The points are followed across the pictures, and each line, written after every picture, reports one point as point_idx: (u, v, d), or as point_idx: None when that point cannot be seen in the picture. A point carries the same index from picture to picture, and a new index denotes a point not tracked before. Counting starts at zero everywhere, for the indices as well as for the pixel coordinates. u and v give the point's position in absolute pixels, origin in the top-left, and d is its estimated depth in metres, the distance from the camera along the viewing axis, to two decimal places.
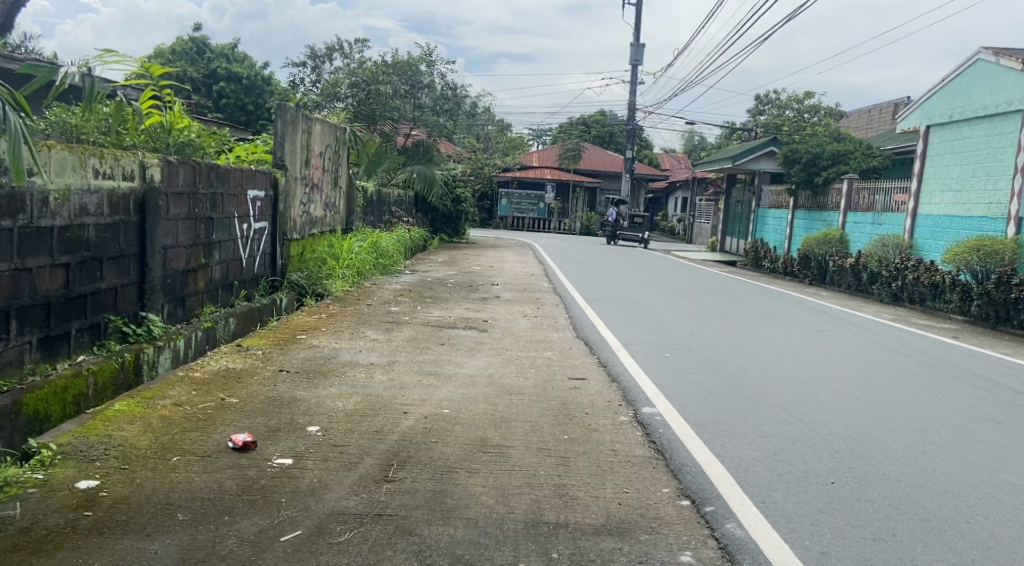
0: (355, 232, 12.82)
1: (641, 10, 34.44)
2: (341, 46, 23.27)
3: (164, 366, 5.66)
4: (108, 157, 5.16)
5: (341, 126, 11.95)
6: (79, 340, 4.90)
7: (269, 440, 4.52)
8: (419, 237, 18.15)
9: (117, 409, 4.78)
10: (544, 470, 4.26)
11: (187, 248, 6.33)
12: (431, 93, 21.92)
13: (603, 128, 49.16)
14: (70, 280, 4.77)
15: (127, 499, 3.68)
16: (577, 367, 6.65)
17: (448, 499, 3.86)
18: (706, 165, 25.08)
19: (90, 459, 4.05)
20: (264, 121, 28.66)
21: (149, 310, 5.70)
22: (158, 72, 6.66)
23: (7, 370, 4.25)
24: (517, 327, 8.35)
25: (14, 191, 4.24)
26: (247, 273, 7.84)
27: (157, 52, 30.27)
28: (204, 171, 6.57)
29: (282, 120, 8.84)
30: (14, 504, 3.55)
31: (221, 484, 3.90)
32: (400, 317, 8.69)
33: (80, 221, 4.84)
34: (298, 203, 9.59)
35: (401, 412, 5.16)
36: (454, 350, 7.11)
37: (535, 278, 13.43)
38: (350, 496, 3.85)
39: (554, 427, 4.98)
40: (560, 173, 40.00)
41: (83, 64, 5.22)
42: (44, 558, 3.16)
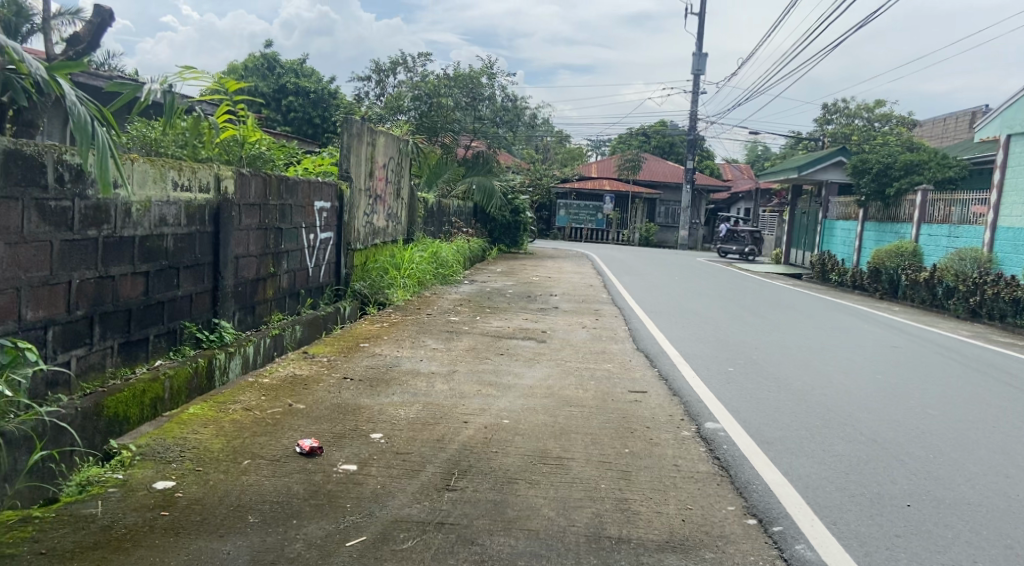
0: (416, 243, 12.99)
1: (704, 19, 34.25)
2: (405, 60, 23.74)
3: (235, 371, 5.82)
4: (185, 169, 5.33)
5: (405, 138, 12.15)
6: (156, 345, 5.09)
7: (335, 446, 4.61)
8: (478, 247, 18.25)
9: (192, 412, 4.94)
10: (606, 484, 4.24)
11: (257, 258, 6.51)
12: (491, 106, 22.26)
13: (664, 138, 48.67)
14: (150, 288, 4.96)
15: (201, 500, 3.79)
16: (638, 379, 6.59)
17: (510, 509, 3.87)
18: (771, 175, 24.71)
19: (167, 460, 4.19)
20: (331, 134, 29.38)
21: (221, 317, 5.88)
22: (233, 87, 6.86)
23: (90, 374, 4.42)
24: (577, 339, 8.33)
25: (100, 202, 4.41)
26: (313, 282, 8.03)
27: (230, 68, 31.38)
28: (275, 183, 6.74)
29: (350, 133, 9.04)
30: (95, 503, 3.68)
31: (290, 488, 3.99)
32: (460, 327, 8.75)
33: (159, 231, 5.03)
34: (362, 215, 9.78)
35: (462, 421, 5.19)
36: (513, 361, 7.13)
37: (595, 288, 13.40)
38: (412, 503, 3.89)
39: (615, 440, 4.95)
40: (619, 183, 39.77)
41: (164, 80, 5.43)
42: (123, 556, 3.26)
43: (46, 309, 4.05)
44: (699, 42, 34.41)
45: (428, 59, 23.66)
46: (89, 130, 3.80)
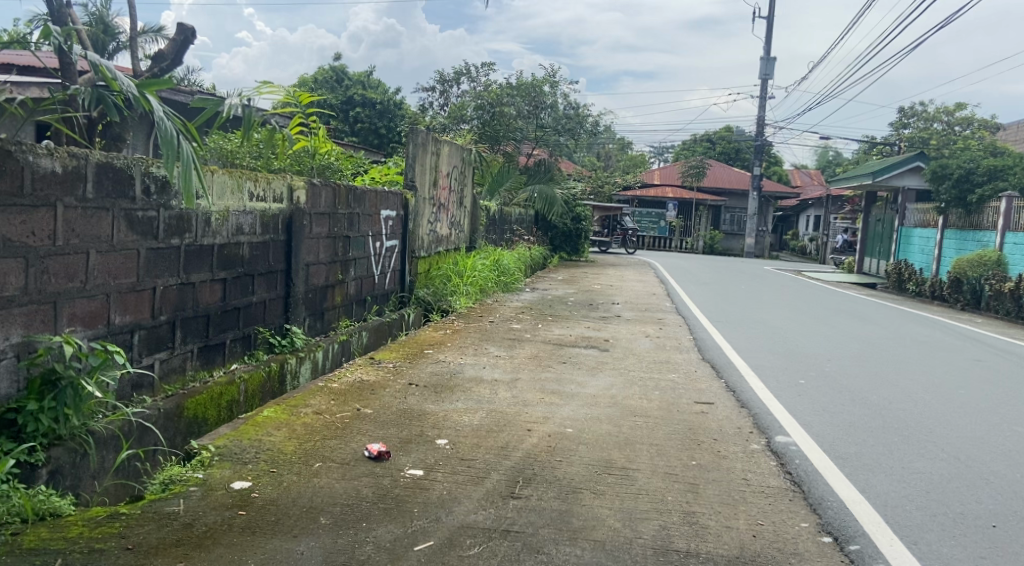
0: (478, 251, 13.09)
1: (772, 23, 33.76)
2: (468, 70, 24.01)
3: (305, 376, 5.96)
4: (261, 181, 5.49)
5: (468, 148, 12.27)
6: (233, 349, 5.26)
7: (402, 451, 4.68)
8: (539, 255, 18.27)
9: (266, 415, 5.07)
10: (673, 496, 4.19)
11: (326, 265, 6.67)
12: (553, 114, 22.29)
13: (730, 143, 47.92)
14: (227, 294, 5.13)
15: (276, 501, 3.89)
16: (705, 390, 6.50)
17: (574, 519, 3.87)
18: (840, 182, 23.91)
19: (243, 461, 4.31)
20: (396, 143, 29.82)
21: (292, 323, 6.04)
22: (305, 100, 7.03)
23: (172, 376, 4.59)
24: (640, 348, 8.27)
25: (183, 212, 4.57)
26: (379, 289, 8.17)
27: (299, 81, 32.24)
28: (344, 192, 6.89)
29: (415, 142, 9.20)
30: (177, 501, 3.79)
31: (359, 491, 4.06)
32: (523, 335, 8.76)
33: (236, 240, 5.19)
34: (426, 223, 9.92)
35: (525, 429, 5.21)
36: (576, 369, 7.11)
37: (658, 297, 13.28)
38: (478, 510, 3.92)
39: (681, 451, 4.90)
40: (683, 191, 39.36)
41: (244, 95, 5.64)
42: (204, 553, 3.33)
43: (133, 314, 4.22)
44: (767, 46, 33.89)
45: (491, 69, 23.85)
46: (175, 145, 4.02)
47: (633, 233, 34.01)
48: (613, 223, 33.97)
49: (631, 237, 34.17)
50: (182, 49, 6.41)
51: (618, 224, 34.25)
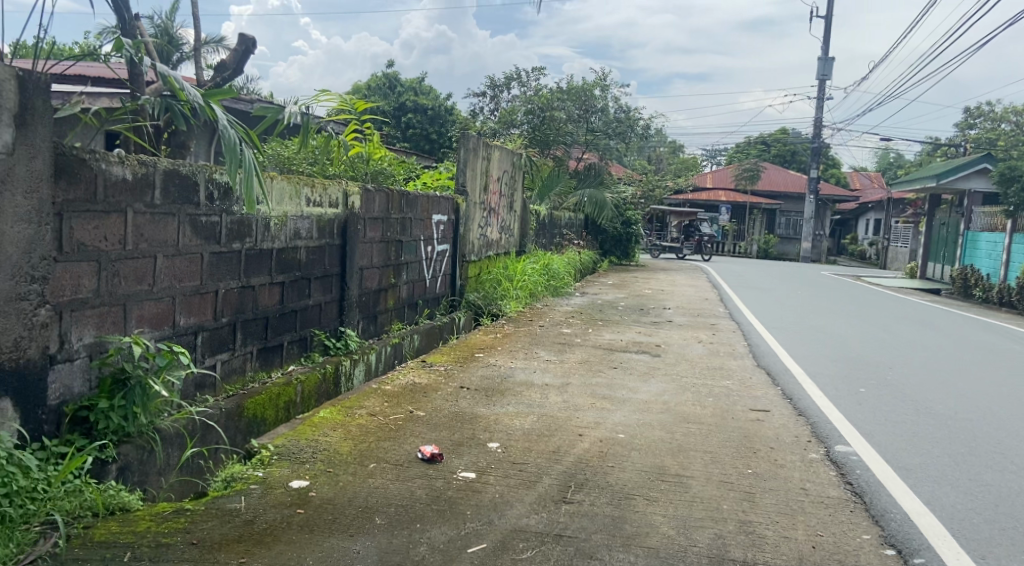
0: (528, 255, 13.13)
1: (830, 23, 33.17)
2: (519, 75, 24.12)
3: (359, 378, 6.05)
4: (318, 186, 5.59)
5: (519, 152, 12.32)
6: (290, 351, 5.38)
7: (454, 453, 4.72)
8: (589, 259, 18.23)
9: (322, 415, 5.16)
10: (728, 505, 4.15)
11: (380, 269, 6.77)
12: (603, 117, 22.15)
13: (785, 146, 47.17)
14: (285, 297, 5.25)
15: (333, 500, 3.95)
16: (760, 397, 6.41)
17: (628, 525, 3.86)
18: (904, 185, 23.36)
19: (301, 461, 4.40)
20: (447, 148, 30.11)
21: (347, 326, 6.14)
22: (360, 107, 7.13)
23: (232, 377, 4.72)
24: (693, 353, 8.20)
25: (244, 217, 4.69)
26: (430, 293, 8.26)
27: (353, 88, 32.79)
28: (397, 198, 6.98)
29: (466, 147, 9.28)
30: (239, 498, 3.87)
31: (413, 492, 4.12)
32: (573, 339, 8.76)
33: (294, 244, 5.31)
34: (477, 228, 9.99)
35: (576, 434, 5.21)
36: (628, 375, 7.07)
37: (710, 302, 13.14)
38: (530, 514, 3.94)
39: (736, 459, 4.85)
40: (736, 194, 38.87)
41: (302, 103, 5.78)
42: (265, 549, 3.39)
43: (196, 315, 4.35)
44: (825, 46, 33.28)
45: (541, 74, 23.94)
46: (238, 152, 4.14)
47: (709, 241, 32.79)
48: (688, 229, 32.82)
49: (706, 245, 32.97)
50: (243, 59, 6.57)
51: (693, 230, 33.07)
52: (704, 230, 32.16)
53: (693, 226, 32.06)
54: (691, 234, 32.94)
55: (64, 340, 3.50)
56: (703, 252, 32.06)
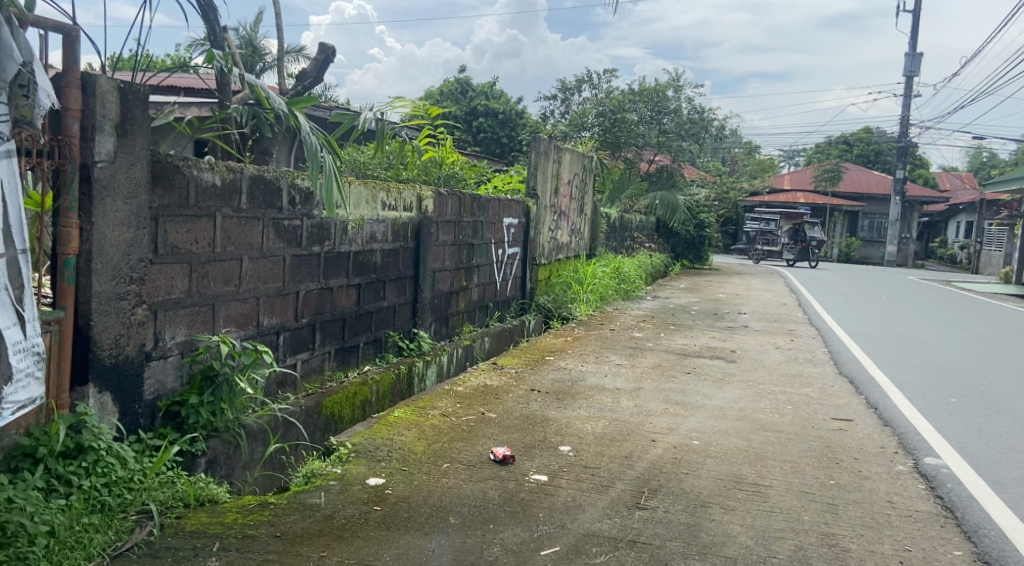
0: (598, 259, 13.08)
1: (917, 18, 32.02)
2: (590, 78, 24.09)
3: (431, 378, 6.15)
4: (393, 191, 5.71)
5: (590, 155, 12.33)
6: (366, 351, 5.52)
7: (526, 456, 4.76)
8: (660, 263, 17.99)
9: (397, 415, 5.27)
10: (809, 516, 4.07)
11: (452, 271, 6.87)
12: (676, 119, 21.71)
13: (869, 146, 45.74)
14: (361, 299, 5.38)
15: (408, 498, 4.03)
16: (842, 406, 6.26)
17: (703, 534, 3.82)
18: (998, 186, 22.33)
19: (378, 459, 4.50)
20: (517, 152, 30.26)
21: (419, 327, 6.26)
22: (434, 112, 7.24)
23: (312, 375, 4.87)
24: (770, 360, 8.04)
25: (323, 221, 4.83)
26: (500, 296, 8.34)
27: (426, 93, 33.32)
28: (469, 201, 7.07)
29: (537, 151, 9.36)
30: (319, 493, 3.99)
31: (485, 493, 4.16)
32: (645, 343, 8.71)
33: (370, 247, 5.44)
34: (547, 231, 10.04)
35: (650, 440, 5.18)
36: (702, 380, 6.99)
37: (787, 307, 12.85)
38: (603, 519, 3.94)
39: (817, 470, 4.75)
40: (815, 196, 37.88)
41: (377, 109, 5.92)
42: (344, 544, 3.47)
43: (279, 316, 4.51)
44: (913, 42, 32.13)
45: (612, 76, 23.84)
46: (319, 157, 4.26)
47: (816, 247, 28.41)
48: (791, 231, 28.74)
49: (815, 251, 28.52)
50: (324, 68, 6.76)
51: (798, 233, 28.77)
52: (812, 236, 28.05)
53: (797, 227, 27.75)
54: (796, 237, 28.60)
55: (158, 338, 3.69)
56: (808, 259, 27.72)
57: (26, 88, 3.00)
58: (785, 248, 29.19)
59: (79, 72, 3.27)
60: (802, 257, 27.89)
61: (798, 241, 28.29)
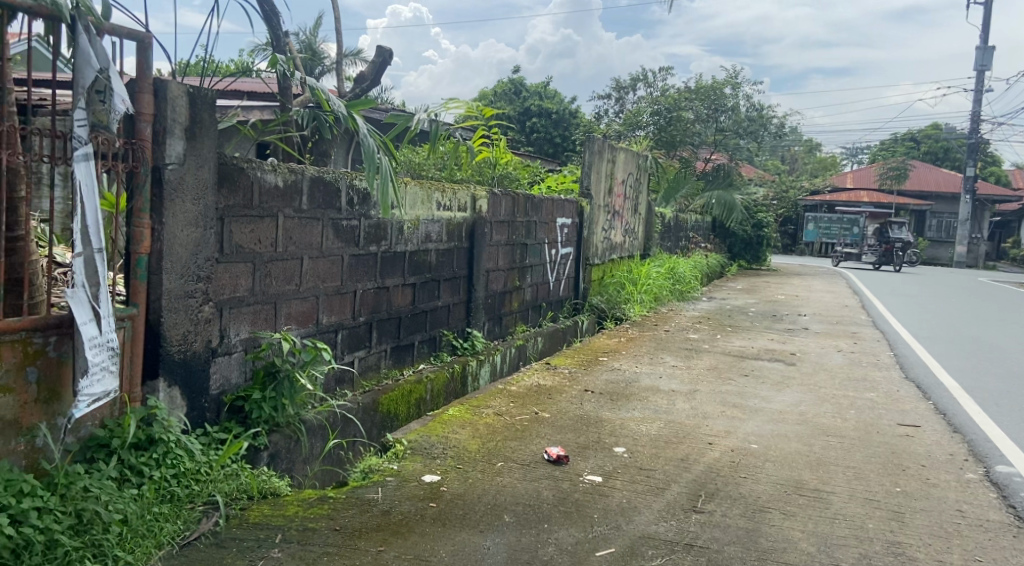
0: (652, 259, 13.00)
1: (989, 10, 30.98)
2: (645, 76, 23.94)
3: (485, 377, 6.19)
4: (448, 191, 5.78)
5: (644, 154, 12.26)
6: (420, 350, 5.60)
7: (580, 456, 4.76)
8: (717, 263, 17.77)
9: (451, 413, 5.32)
10: (874, 524, 3.99)
11: (505, 271, 6.91)
12: (733, 116, 21.39)
13: (937, 143, 44.39)
14: (416, 298, 5.46)
15: (463, 495, 4.08)
16: (908, 412, 6.10)
17: (763, 539, 3.77)
18: None
19: (433, 456, 4.55)
20: (571, 152, 30.24)
21: (473, 327, 6.32)
22: (488, 113, 7.28)
23: (368, 373, 4.96)
24: (832, 363, 7.89)
25: (380, 221, 4.91)
26: (553, 296, 8.36)
27: (479, 94, 33.54)
28: (522, 201, 7.10)
29: (591, 151, 9.35)
30: (376, 488, 4.06)
31: (540, 493, 4.18)
32: (701, 345, 8.63)
33: (425, 247, 5.51)
34: (601, 231, 10.02)
35: (706, 443, 5.13)
36: (761, 383, 6.90)
37: (850, 309, 12.57)
38: (659, 521, 3.92)
39: (883, 476, 4.65)
40: (879, 195, 36.93)
41: (432, 110, 5.98)
42: (401, 539, 3.53)
43: (337, 314, 4.61)
44: (984, 35, 31.11)
45: (668, 74, 23.65)
46: (376, 159, 4.32)
47: (902, 249, 26.21)
48: (877, 231, 26.67)
49: (900, 255, 26.29)
50: (381, 71, 6.88)
51: (884, 234, 26.74)
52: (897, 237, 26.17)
53: (881, 227, 26.02)
54: (881, 238, 26.54)
55: (223, 335, 3.80)
56: (891, 262, 25.65)
57: (104, 94, 3.18)
58: (869, 250, 27.09)
59: (151, 78, 3.39)
60: (884, 259, 25.96)
61: (882, 242, 26.30)
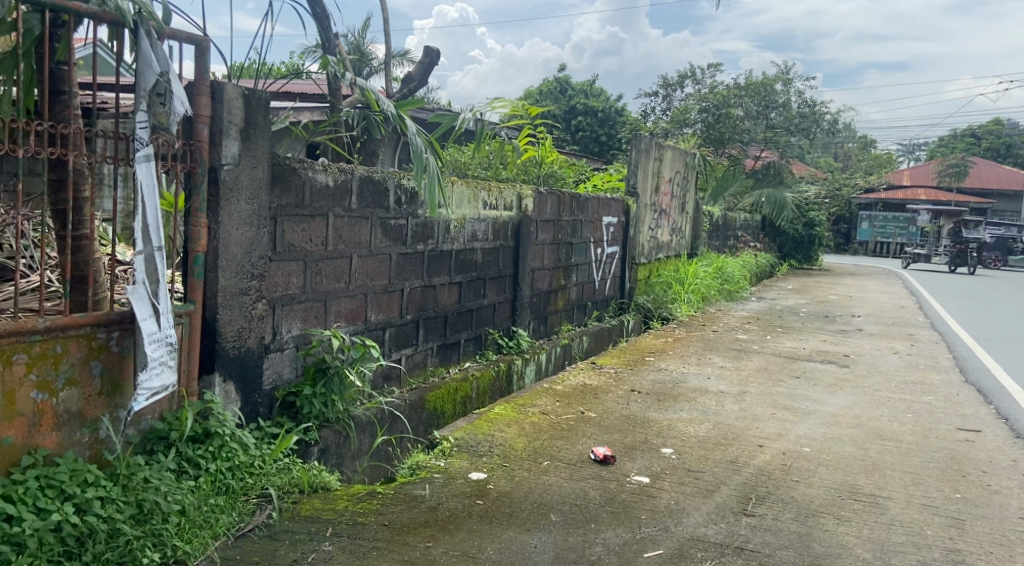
0: (700, 258, 12.86)
1: None
2: (693, 73, 23.68)
3: (530, 376, 6.20)
4: (494, 190, 5.80)
5: (692, 152, 12.14)
6: (466, 348, 5.64)
7: (627, 456, 4.75)
8: (767, 262, 17.51)
9: (497, 411, 5.35)
10: (932, 531, 3.90)
11: (551, 270, 6.92)
12: (784, 113, 21.05)
13: (999, 139, 43.07)
14: (462, 296, 5.49)
15: (510, 493, 4.09)
16: (968, 416, 5.95)
17: (817, 544, 3.72)
18: None
19: (479, 454, 4.58)
20: (617, 150, 30.04)
21: (519, 326, 6.34)
22: (534, 111, 7.28)
23: (415, 370, 5.01)
24: (887, 365, 7.73)
25: (427, 220, 4.95)
26: (599, 295, 8.33)
27: (525, 93, 33.58)
28: (568, 200, 7.09)
29: (638, 149, 9.29)
30: (424, 485, 4.10)
31: (586, 493, 4.18)
32: (750, 346, 8.52)
33: (472, 246, 5.54)
34: (647, 230, 9.95)
35: (757, 445, 5.08)
36: (813, 385, 6.78)
37: (906, 310, 12.28)
38: (708, 524, 3.89)
39: (941, 482, 4.55)
40: (937, 192, 35.99)
41: (477, 110, 6.01)
42: (449, 535, 3.56)
43: (385, 312, 4.66)
44: None
45: (717, 70, 23.36)
46: (423, 159, 4.35)
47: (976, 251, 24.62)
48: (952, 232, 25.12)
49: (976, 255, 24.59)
50: (428, 71, 6.94)
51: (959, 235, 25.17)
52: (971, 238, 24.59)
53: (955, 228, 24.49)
54: (955, 238, 25.00)
55: (276, 332, 3.88)
56: (963, 263, 24.26)
57: (163, 97, 3.26)
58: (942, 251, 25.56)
59: (209, 80, 3.47)
60: (957, 260, 24.44)
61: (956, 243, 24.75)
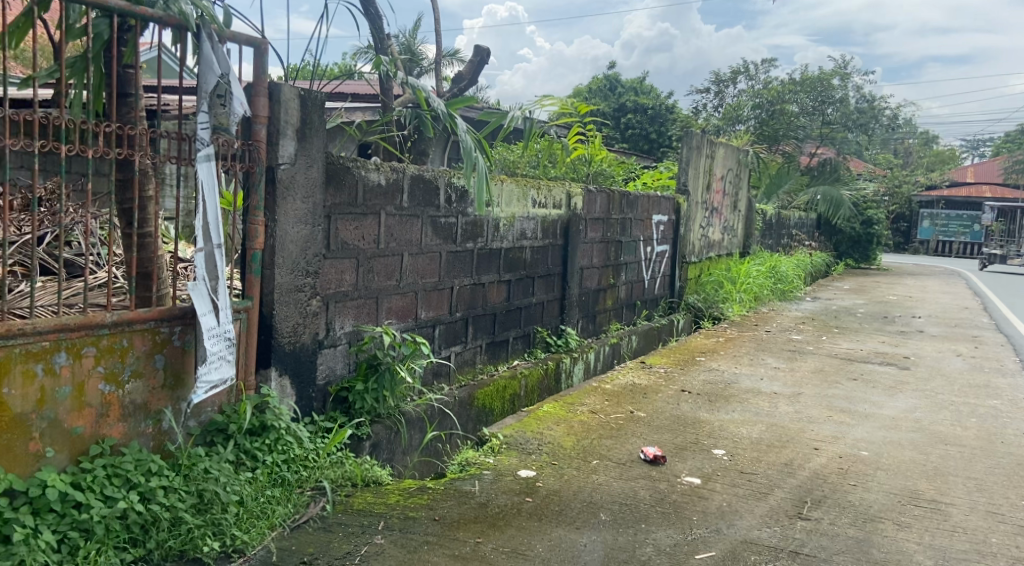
0: (753, 257, 12.67)
1: None
2: (747, 68, 23.34)
3: (578, 375, 6.18)
4: (544, 188, 5.79)
5: (745, 150, 11.98)
6: (515, 346, 5.65)
7: (678, 457, 4.70)
8: (822, 262, 17.16)
9: (545, 409, 5.35)
10: (997, 539, 3.78)
11: (600, 269, 6.89)
12: (841, 109, 20.63)
13: None
14: (511, 294, 5.50)
15: (559, 491, 4.09)
16: None
17: (875, 550, 3.64)
18: None
19: (528, 451, 4.59)
20: (667, 149, 29.76)
21: (567, 324, 6.32)
22: (584, 110, 7.26)
23: (465, 368, 5.04)
24: (950, 368, 7.51)
25: (477, 218, 4.96)
26: (648, 294, 8.27)
27: (575, 91, 33.49)
28: (618, 199, 7.06)
29: (688, 146, 9.20)
30: (473, 481, 4.12)
31: (636, 492, 4.16)
32: (804, 346, 8.37)
33: (521, 244, 5.55)
34: (698, 228, 9.85)
35: (812, 448, 4.98)
36: (871, 387, 6.63)
37: (969, 312, 11.92)
38: (761, 527, 3.83)
39: (1007, 489, 4.40)
40: (1003, 189, 34.85)
41: (525, 108, 6.01)
42: (498, 532, 3.57)
43: (435, 310, 4.70)
44: None
45: (771, 66, 23.00)
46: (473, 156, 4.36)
47: None
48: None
49: None
50: (478, 70, 6.97)
51: None
52: None
53: None
54: None
55: (329, 328, 3.94)
56: None
57: (224, 98, 3.34)
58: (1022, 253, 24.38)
59: (267, 81, 3.54)
60: None
61: None
